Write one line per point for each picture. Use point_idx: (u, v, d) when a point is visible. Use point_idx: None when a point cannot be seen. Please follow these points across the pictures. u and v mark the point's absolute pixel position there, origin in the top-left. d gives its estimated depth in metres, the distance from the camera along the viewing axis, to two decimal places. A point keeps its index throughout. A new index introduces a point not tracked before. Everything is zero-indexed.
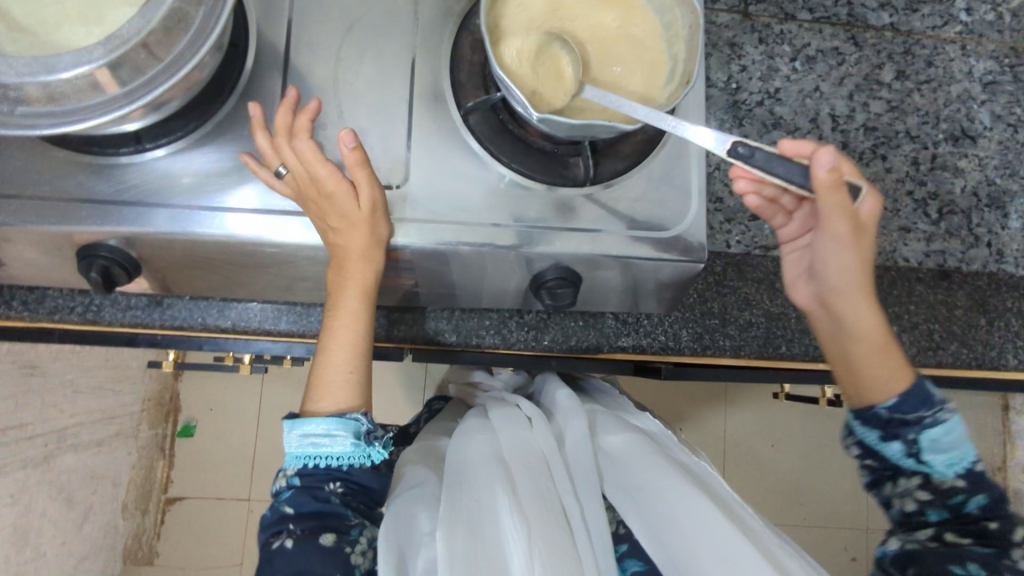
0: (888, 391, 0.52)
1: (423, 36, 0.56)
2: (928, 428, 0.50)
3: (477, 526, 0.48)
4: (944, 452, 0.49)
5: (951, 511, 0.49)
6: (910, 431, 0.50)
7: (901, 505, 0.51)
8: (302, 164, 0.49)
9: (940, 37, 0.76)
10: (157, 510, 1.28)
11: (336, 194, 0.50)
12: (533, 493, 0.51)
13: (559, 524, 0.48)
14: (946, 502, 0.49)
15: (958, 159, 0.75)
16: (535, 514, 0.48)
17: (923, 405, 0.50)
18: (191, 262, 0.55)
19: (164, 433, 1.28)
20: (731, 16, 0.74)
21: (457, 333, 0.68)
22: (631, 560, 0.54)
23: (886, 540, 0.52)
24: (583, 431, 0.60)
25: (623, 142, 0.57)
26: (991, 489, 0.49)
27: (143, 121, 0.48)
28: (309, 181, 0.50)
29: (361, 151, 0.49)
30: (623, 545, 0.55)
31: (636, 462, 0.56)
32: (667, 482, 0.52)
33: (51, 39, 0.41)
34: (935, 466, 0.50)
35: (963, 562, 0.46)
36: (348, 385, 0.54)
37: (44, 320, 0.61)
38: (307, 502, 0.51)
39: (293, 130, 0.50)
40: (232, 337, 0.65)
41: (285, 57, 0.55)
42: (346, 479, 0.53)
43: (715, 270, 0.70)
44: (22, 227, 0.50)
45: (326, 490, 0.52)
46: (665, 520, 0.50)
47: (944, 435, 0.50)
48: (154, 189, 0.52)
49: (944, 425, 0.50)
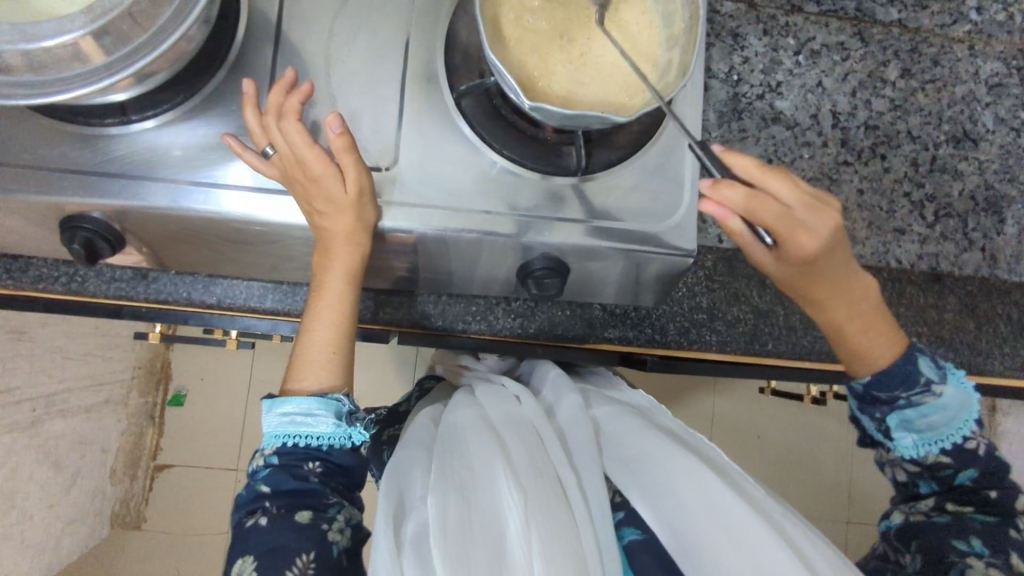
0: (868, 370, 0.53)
1: (418, 16, 0.55)
2: (900, 409, 0.52)
3: (470, 493, 0.48)
4: (918, 431, 0.52)
5: (941, 483, 0.52)
6: (881, 410, 0.53)
7: (892, 471, 0.55)
8: (288, 143, 0.49)
9: (949, 36, 0.75)
10: (147, 476, 1.27)
11: (323, 178, 0.49)
12: (527, 459, 0.51)
13: (555, 489, 0.48)
14: (936, 474, 0.52)
15: (958, 162, 0.74)
16: (530, 480, 0.48)
17: (901, 386, 0.52)
18: (176, 237, 0.55)
19: (153, 401, 1.27)
20: (736, 5, 0.72)
21: (443, 318, 0.67)
22: (628, 527, 0.53)
23: (889, 513, 0.56)
24: (576, 405, 0.60)
25: (618, 133, 0.56)
26: (981, 462, 0.51)
27: (129, 92, 0.47)
28: (295, 162, 0.49)
29: (348, 136, 0.48)
30: (621, 512, 0.54)
31: (633, 433, 0.57)
32: (664, 452, 0.53)
33: (30, 6, 0.40)
34: (904, 443, 0.53)
35: (966, 537, 0.49)
36: (330, 365, 0.53)
37: (27, 289, 0.61)
38: (285, 480, 0.51)
39: (282, 111, 0.49)
40: (218, 313, 0.65)
41: (276, 29, 0.54)
42: (325, 460, 0.53)
43: (705, 265, 0.69)
44: (4, 195, 0.50)
45: (305, 469, 0.52)
46: (662, 487, 0.51)
47: (920, 418, 0.52)
48: (139, 161, 0.51)
49: (920, 408, 0.52)
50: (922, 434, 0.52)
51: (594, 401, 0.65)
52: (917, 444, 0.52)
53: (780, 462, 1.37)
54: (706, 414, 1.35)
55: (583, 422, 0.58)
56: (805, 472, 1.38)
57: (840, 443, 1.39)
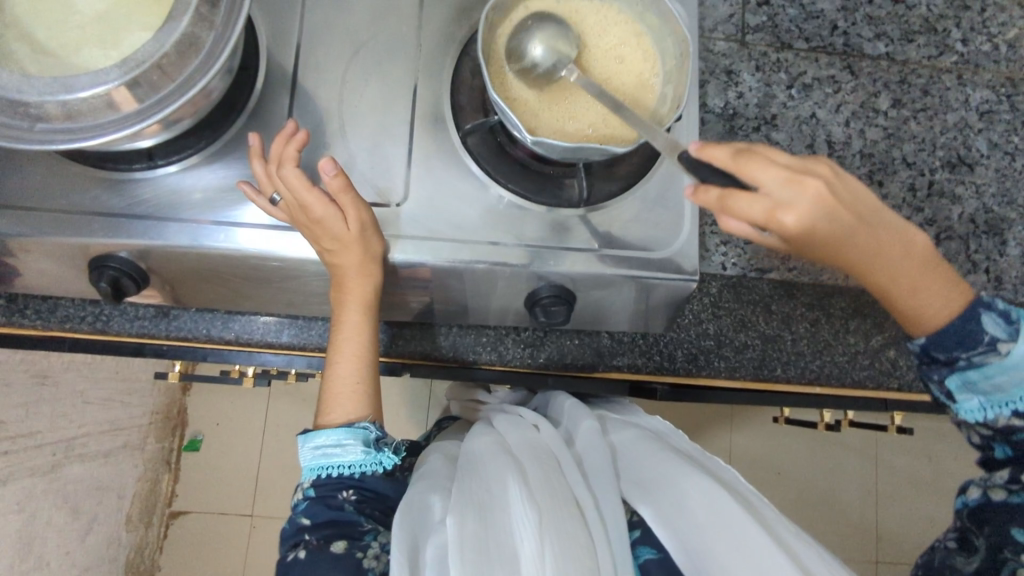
0: (922, 330, 0.49)
1: (425, 62, 0.59)
2: (962, 371, 0.48)
3: (487, 510, 0.45)
4: (982, 395, 0.48)
5: (1012, 446, 0.49)
6: (940, 372, 0.49)
7: (970, 435, 0.52)
8: (289, 191, 0.49)
9: (936, 67, 0.78)
10: (162, 523, 1.24)
11: (325, 219, 0.49)
12: (544, 480, 0.47)
13: (571, 508, 0.45)
14: (1009, 438, 0.48)
15: (955, 186, 0.75)
16: (546, 501, 0.45)
17: (960, 346, 0.47)
18: (200, 274, 0.57)
19: (170, 446, 1.25)
20: (729, 44, 0.76)
21: (455, 350, 0.68)
22: (643, 546, 0.50)
23: (965, 488, 0.53)
24: (595, 429, 0.57)
25: (619, 164, 0.58)
26: None
27: (156, 138, 0.50)
28: (298, 207, 0.50)
29: (343, 177, 0.49)
30: (636, 530, 0.51)
31: (649, 455, 0.54)
32: (683, 474, 0.50)
33: (66, 61, 0.43)
34: (966, 407, 0.49)
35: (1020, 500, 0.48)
36: (357, 395, 0.53)
37: (55, 329, 0.63)
38: (321, 511, 0.50)
39: (281, 160, 0.50)
40: (236, 349, 0.66)
41: (293, 76, 0.57)
42: (359, 487, 0.52)
43: (710, 292, 0.71)
44: (38, 237, 0.53)
45: (340, 498, 0.51)
46: (678, 506, 0.48)
47: (986, 377, 0.47)
48: (164, 205, 0.54)
49: (983, 368, 0.47)
50: (990, 397, 0.47)
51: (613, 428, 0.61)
52: (985, 406, 0.48)
53: (802, 498, 1.34)
54: (723, 448, 1.34)
55: (600, 446, 0.54)
56: (826, 508, 1.35)
57: (861, 476, 1.36)
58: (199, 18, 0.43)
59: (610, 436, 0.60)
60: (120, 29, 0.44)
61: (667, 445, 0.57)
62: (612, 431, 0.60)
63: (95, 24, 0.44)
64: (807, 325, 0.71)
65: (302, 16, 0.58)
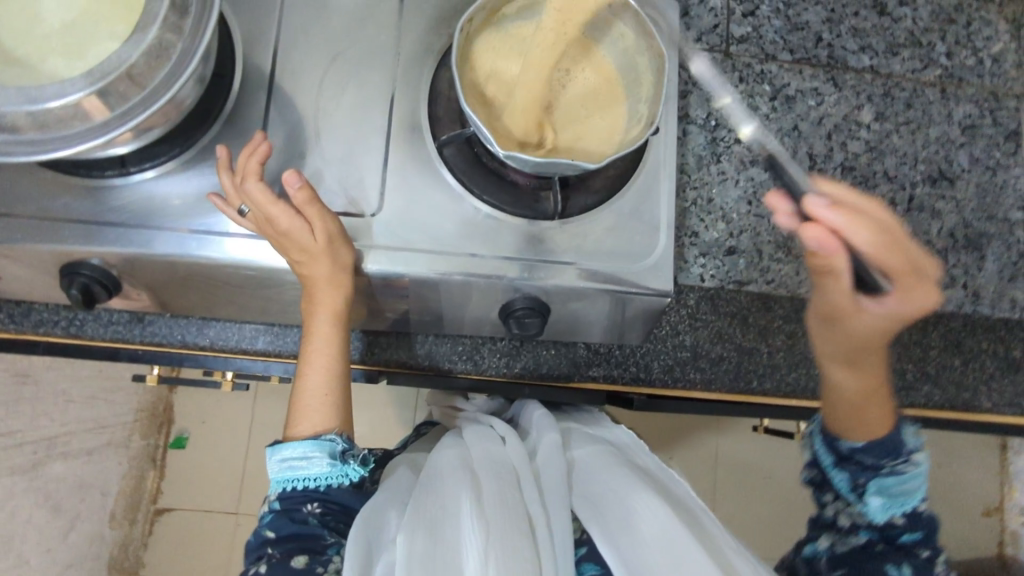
0: (862, 434, 0.55)
1: (403, 71, 0.59)
2: (881, 476, 0.53)
3: (439, 529, 0.45)
4: (889, 497, 0.53)
5: (882, 537, 0.54)
6: (864, 474, 0.54)
7: (835, 517, 0.57)
8: (254, 204, 0.49)
9: (920, 80, 0.78)
10: (146, 521, 1.26)
11: (291, 231, 0.49)
12: (500, 498, 0.47)
13: (522, 527, 0.45)
14: (884, 531, 0.54)
15: (936, 201, 0.76)
16: (497, 518, 0.45)
17: (887, 456, 0.54)
18: (175, 282, 0.57)
19: (156, 442, 1.28)
20: (712, 54, 0.76)
21: (431, 358, 0.68)
22: (588, 563, 0.50)
23: (816, 536, 0.58)
24: (557, 442, 0.57)
25: (595, 177, 0.58)
26: (923, 525, 0.54)
27: (129, 146, 0.50)
28: (264, 219, 0.50)
29: (309, 189, 0.49)
30: (582, 548, 0.51)
31: (604, 470, 0.54)
32: (633, 491, 0.49)
33: (34, 72, 0.43)
34: (874, 506, 0.54)
35: (897, 563, 0.52)
36: (324, 407, 0.53)
37: (28, 333, 0.63)
38: (285, 524, 0.50)
39: (244, 173, 0.49)
40: (211, 355, 0.66)
41: (269, 84, 0.57)
42: (324, 500, 0.52)
43: (687, 304, 0.71)
44: (8, 244, 0.52)
45: (304, 511, 0.51)
46: (626, 523, 0.47)
47: (898, 483, 0.53)
48: (137, 211, 0.54)
49: (900, 475, 0.53)
50: (894, 498, 0.53)
51: (576, 440, 0.61)
52: (887, 507, 0.53)
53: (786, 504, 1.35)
54: (709, 452, 1.35)
55: (559, 461, 0.54)
56: None
57: None
58: (169, 27, 0.43)
59: (571, 451, 0.59)
60: (89, 37, 0.44)
61: (628, 460, 0.57)
62: (576, 446, 0.60)
63: (65, 34, 0.44)
64: (782, 337, 0.72)
65: (280, 23, 0.58)
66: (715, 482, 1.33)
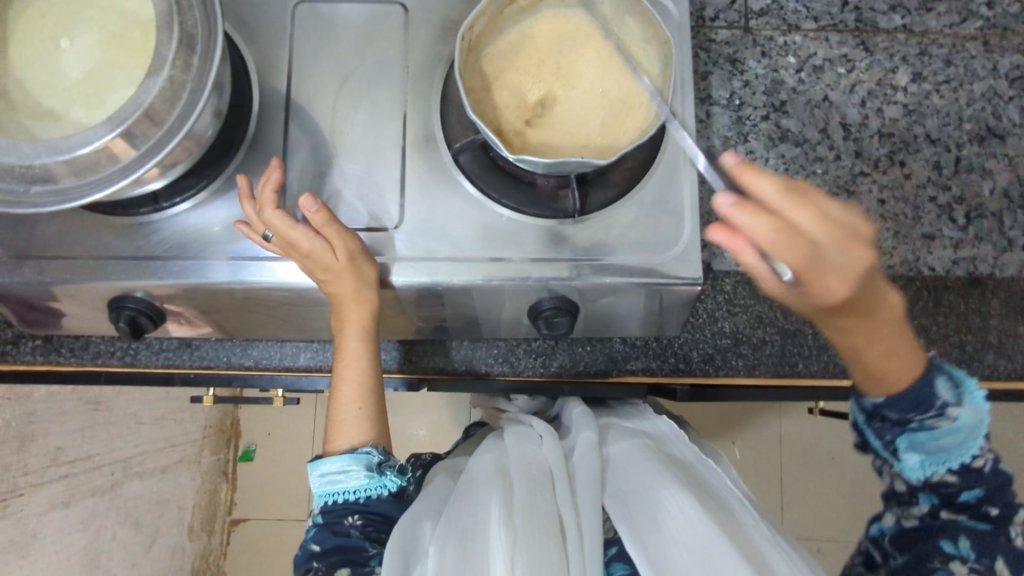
0: (884, 392, 0.49)
1: (413, 84, 0.59)
2: (912, 431, 0.49)
3: (469, 540, 0.46)
4: (925, 453, 0.49)
5: (942, 498, 0.50)
6: (892, 431, 0.50)
7: (892, 483, 0.53)
8: (274, 232, 0.51)
9: (960, 35, 0.73)
10: (224, 531, 1.36)
11: (312, 252, 0.51)
12: (531, 503, 0.48)
13: (552, 535, 0.46)
14: (938, 490, 0.50)
15: (986, 161, 0.71)
16: (527, 524, 0.46)
17: (915, 410, 0.49)
18: (215, 307, 0.59)
19: (226, 457, 1.37)
20: (731, 31, 0.73)
21: (467, 363, 0.69)
22: (617, 563, 0.49)
23: (881, 515, 0.54)
24: (592, 440, 0.57)
25: (613, 171, 0.58)
26: (987, 479, 0.49)
27: (162, 180, 0.52)
28: (285, 244, 0.52)
29: (325, 212, 0.51)
30: (612, 547, 0.50)
31: (637, 466, 0.53)
32: (666, 490, 0.48)
33: (64, 123, 0.46)
34: (912, 463, 0.50)
35: (955, 539, 0.48)
36: (360, 419, 0.55)
37: (89, 365, 0.67)
38: (328, 538, 0.52)
39: (262, 203, 0.51)
40: (257, 374, 0.69)
41: (286, 109, 0.59)
42: (364, 512, 0.53)
43: (723, 290, 0.69)
44: (60, 284, 0.56)
45: (345, 524, 0.53)
46: (657, 527, 0.46)
47: (931, 439, 0.49)
48: (173, 244, 0.56)
49: (933, 431, 0.48)
50: (930, 455, 0.49)
51: (614, 436, 0.60)
52: (924, 464, 0.49)
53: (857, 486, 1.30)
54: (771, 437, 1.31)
55: (593, 459, 0.54)
56: None
57: None
58: (181, 65, 0.45)
59: (608, 446, 0.59)
60: (111, 84, 0.47)
61: (665, 454, 0.56)
62: (613, 442, 0.59)
63: (89, 84, 0.47)
64: None
65: (293, 50, 0.60)
66: (781, 467, 1.29)
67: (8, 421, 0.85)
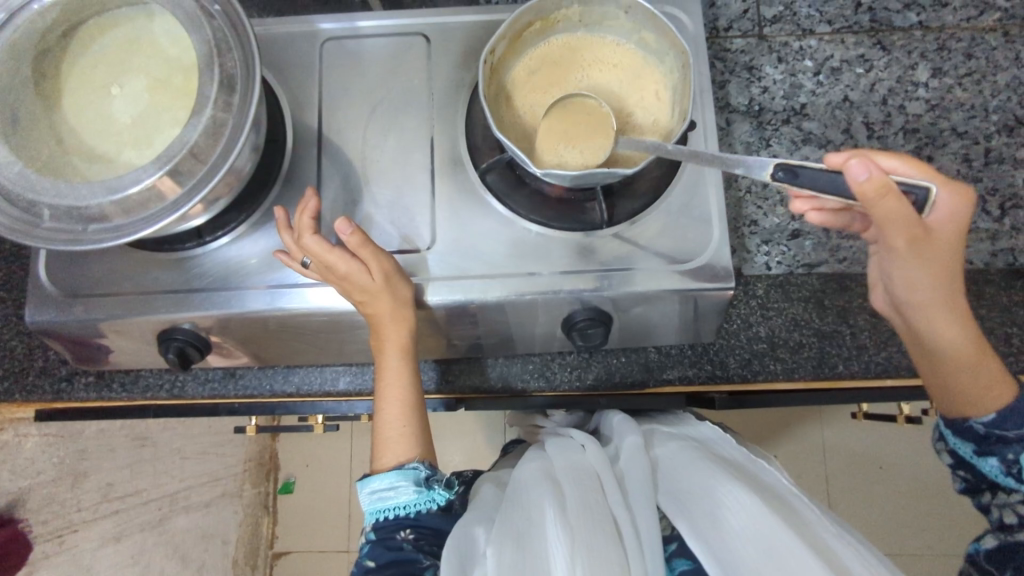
0: (983, 399, 0.51)
1: (439, 109, 0.62)
2: None
3: (527, 543, 0.46)
4: None
5: None
6: (1012, 449, 0.50)
7: (1000, 515, 0.51)
8: (314, 257, 0.53)
9: (977, 28, 0.74)
10: (267, 565, 1.37)
11: (351, 274, 0.52)
12: (583, 507, 0.48)
13: (609, 532, 0.46)
14: None
15: (1016, 151, 0.71)
16: (583, 524, 0.46)
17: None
18: (258, 335, 0.61)
19: (267, 490, 1.38)
20: (746, 40, 0.75)
21: (503, 380, 0.70)
22: (679, 558, 0.49)
23: (981, 535, 0.53)
24: (637, 443, 0.57)
25: (638, 181, 0.59)
26: None
27: (204, 217, 0.55)
28: (325, 268, 0.53)
29: (360, 234, 0.52)
30: (672, 544, 0.50)
31: (687, 465, 0.53)
32: (720, 486, 0.49)
33: (114, 165, 0.48)
34: None
35: None
36: (405, 436, 0.56)
37: (139, 399, 0.69)
38: (382, 552, 0.52)
39: (301, 229, 0.53)
40: (299, 400, 0.70)
41: (318, 141, 0.61)
42: (416, 526, 0.53)
43: (756, 294, 0.69)
44: (112, 320, 0.58)
45: (399, 538, 0.53)
46: (714, 521, 0.46)
47: None
48: (218, 275, 0.59)
49: None
50: None
51: (657, 441, 0.60)
52: None
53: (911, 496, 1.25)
54: (816, 446, 1.27)
55: (640, 463, 0.54)
56: (942, 502, 1.24)
57: None
58: (222, 105, 0.48)
59: (653, 451, 0.59)
60: (159, 126, 0.49)
61: (712, 454, 0.56)
62: (658, 446, 0.59)
63: (136, 127, 0.50)
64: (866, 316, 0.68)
65: (321, 85, 0.62)
66: (827, 477, 1.26)
67: (61, 458, 0.87)
